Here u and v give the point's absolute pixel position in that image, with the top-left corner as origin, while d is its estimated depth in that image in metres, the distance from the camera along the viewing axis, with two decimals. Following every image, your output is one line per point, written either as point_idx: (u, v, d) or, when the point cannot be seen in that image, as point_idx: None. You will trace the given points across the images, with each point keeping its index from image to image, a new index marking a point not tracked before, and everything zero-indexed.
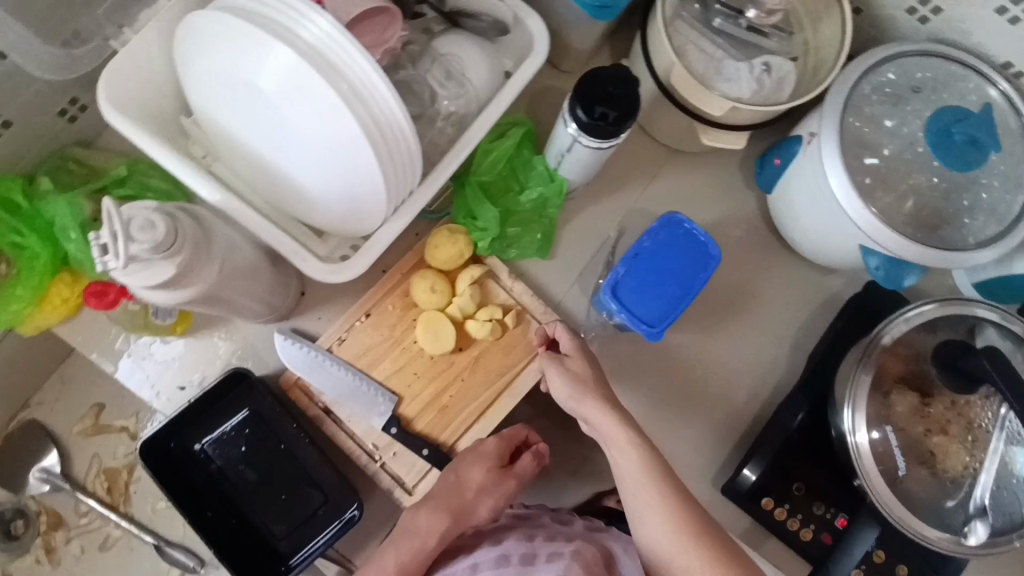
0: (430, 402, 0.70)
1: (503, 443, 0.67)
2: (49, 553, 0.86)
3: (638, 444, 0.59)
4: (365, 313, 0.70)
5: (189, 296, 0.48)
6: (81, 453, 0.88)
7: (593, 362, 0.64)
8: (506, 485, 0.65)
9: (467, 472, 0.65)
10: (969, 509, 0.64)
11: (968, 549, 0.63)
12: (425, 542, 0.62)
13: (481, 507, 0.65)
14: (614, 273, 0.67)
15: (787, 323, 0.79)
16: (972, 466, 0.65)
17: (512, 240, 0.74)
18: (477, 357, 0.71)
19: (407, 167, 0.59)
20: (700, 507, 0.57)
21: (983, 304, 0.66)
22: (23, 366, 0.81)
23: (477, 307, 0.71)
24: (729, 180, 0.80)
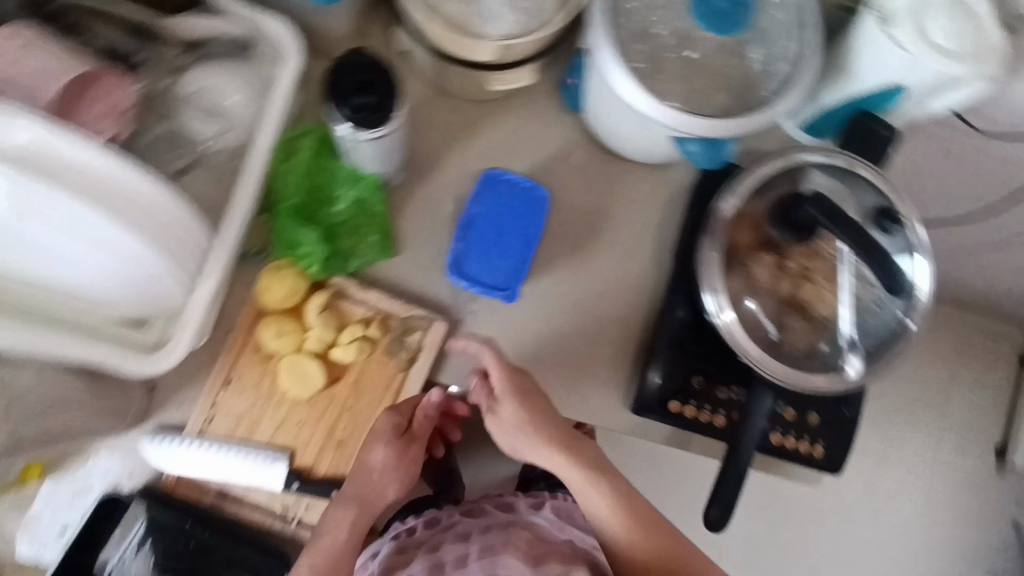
0: (325, 441, 0.68)
1: (394, 412, 0.66)
2: None
3: (597, 481, 0.66)
4: (225, 380, 0.67)
5: None
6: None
7: (529, 409, 0.65)
8: (412, 453, 0.67)
9: (368, 455, 0.66)
10: (842, 346, 0.68)
11: (849, 381, 0.66)
12: (335, 537, 0.64)
13: (388, 488, 0.66)
14: (454, 249, 0.65)
15: (645, 229, 0.79)
16: (833, 295, 0.69)
17: (349, 252, 0.70)
18: (357, 380, 0.69)
19: (189, 236, 0.56)
20: (643, 505, 0.66)
21: (808, 149, 0.67)
22: None
23: (337, 332, 0.68)
24: (545, 110, 0.78)
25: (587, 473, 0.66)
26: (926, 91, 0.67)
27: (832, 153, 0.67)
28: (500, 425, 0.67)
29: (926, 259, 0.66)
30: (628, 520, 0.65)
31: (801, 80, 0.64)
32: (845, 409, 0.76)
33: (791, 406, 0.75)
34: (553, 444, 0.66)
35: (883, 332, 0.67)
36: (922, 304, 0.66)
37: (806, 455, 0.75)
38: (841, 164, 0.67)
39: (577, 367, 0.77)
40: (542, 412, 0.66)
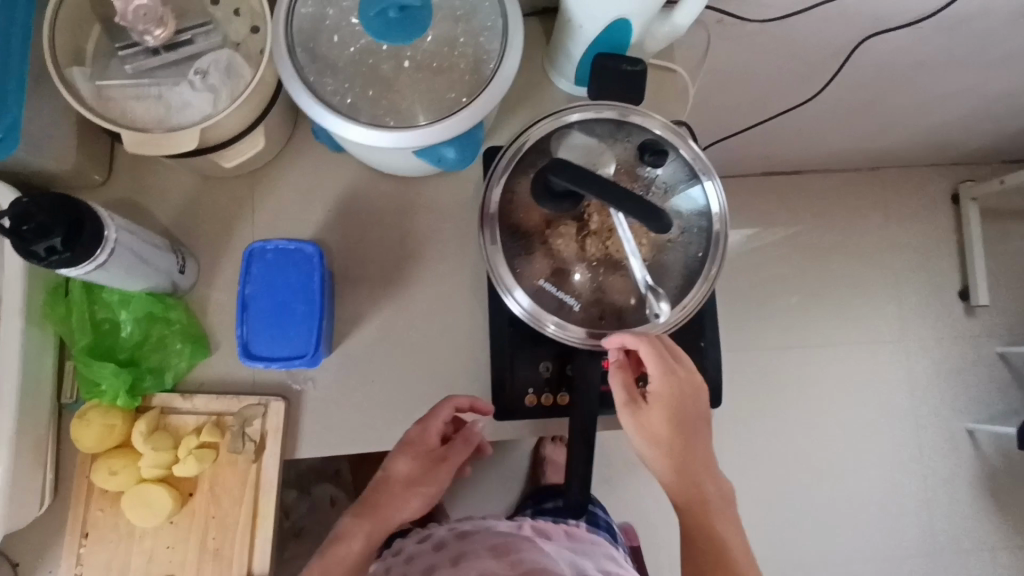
0: (199, 556, 0.68)
1: (427, 433, 0.70)
2: None
3: (675, 463, 0.67)
4: (83, 535, 0.67)
5: None
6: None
7: (670, 414, 0.65)
8: (434, 472, 0.71)
9: (394, 465, 0.71)
10: (645, 296, 0.66)
11: (659, 326, 0.66)
12: (349, 549, 0.71)
13: (408, 502, 0.71)
14: (239, 334, 0.64)
15: (457, 236, 0.77)
16: (622, 245, 0.65)
17: (161, 367, 0.70)
18: (211, 487, 0.69)
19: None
20: (699, 482, 0.68)
21: (575, 108, 0.66)
22: None
23: (173, 450, 0.68)
24: (316, 158, 0.76)
25: (670, 457, 0.66)
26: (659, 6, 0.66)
27: (599, 107, 0.67)
28: (637, 418, 0.66)
29: (714, 180, 0.67)
30: (674, 486, 0.68)
31: (513, 48, 0.62)
32: (701, 341, 0.73)
33: None
34: (660, 425, 0.66)
35: (678, 269, 0.67)
36: (719, 221, 0.67)
37: None
38: (610, 114, 0.67)
39: (435, 399, 0.75)
40: (681, 415, 0.66)
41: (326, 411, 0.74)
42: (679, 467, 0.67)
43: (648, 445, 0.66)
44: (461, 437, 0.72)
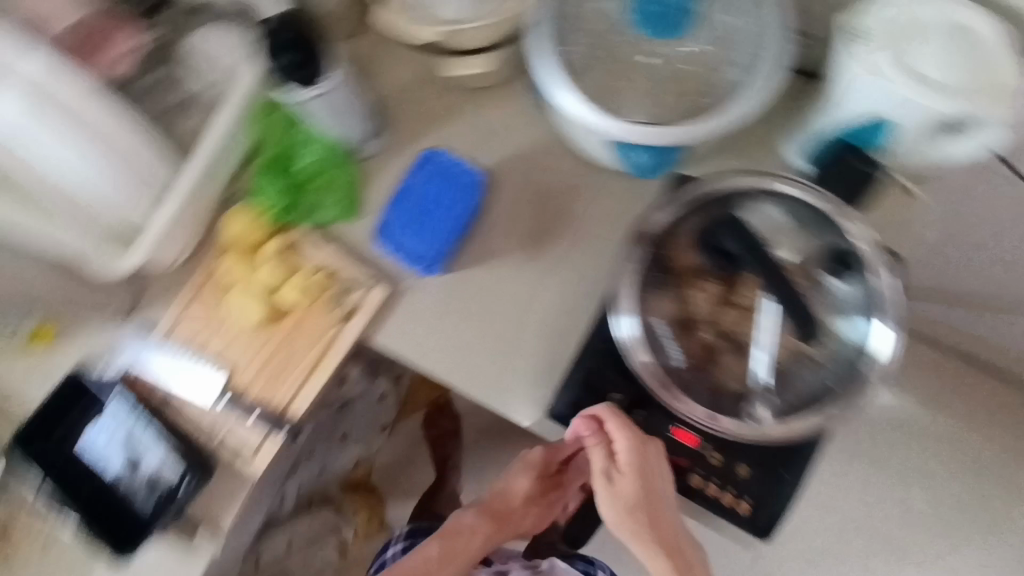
0: (258, 369, 0.77)
1: (547, 455, 0.84)
2: None
3: (643, 534, 0.67)
4: (190, 299, 0.78)
5: None
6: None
7: (641, 488, 0.65)
8: (552, 491, 0.88)
9: (515, 480, 0.87)
10: (754, 390, 0.61)
11: (755, 431, 0.59)
12: (466, 541, 0.86)
13: (525, 517, 0.88)
14: (383, 215, 0.70)
15: (609, 238, 0.76)
16: (755, 332, 0.62)
17: (313, 206, 0.77)
18: (295, 322, 0.77)
19: (144, 162, 0.69)
20: (675, 550, 0.68)
21: (784, 178, 0.60)
22: None
23: (285, 275, 0.76)
24: (527, 103, 0.78)
25: (638, 527, 0.67)
26: (944, 125, 0.57)
27: (812, 189, 0.59)
28: (608, 484, 0.68)
29: (895, 328, 0.58)
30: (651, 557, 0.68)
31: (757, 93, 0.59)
32: (785, 474, 0.65)
33: (719, 451, 0.66)
34: (625, 494, 0.66)
35: (808, 386, 0.60)
36: (877, 365, 0.58)
37: (729, 509, 0.65)
38: (821, 203, 0.59)
39: (501, 367, 0.76)
40: (653, 491, 0.65)
41: (414, 318, 0.78)
42: (653, 541, 0.67)
43: (614, 513, 0.68)
44: (574, 467, 0.87)
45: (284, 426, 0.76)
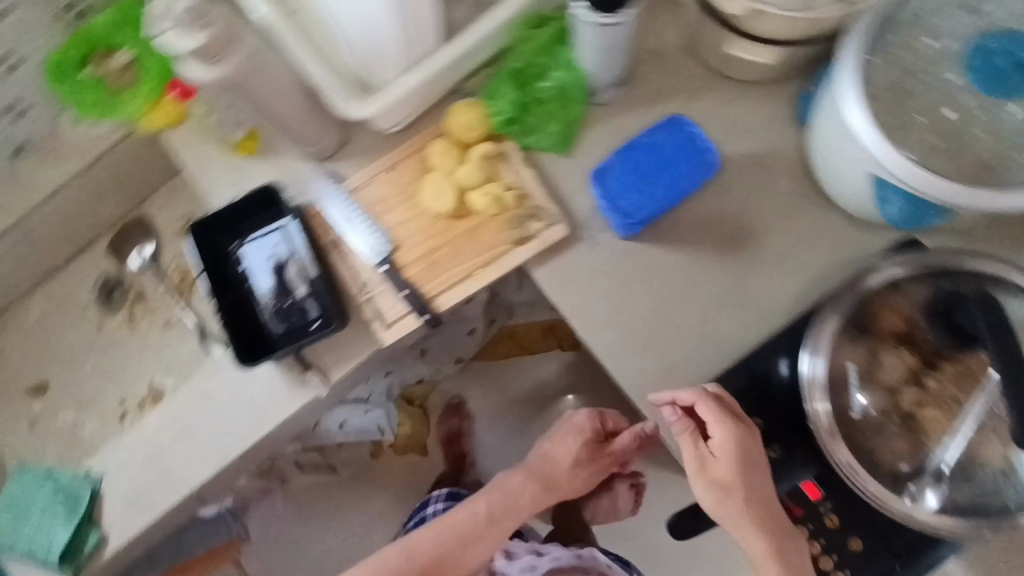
0: (423, 255, 0.79)
1: (593, 419, 0.90)
2: (132, 318, 1.01)
3: (751, 518, 0.63)
4: (388, 168, 0.82)
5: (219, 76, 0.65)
6: (169, 249, 1.01)
7: (740, 468, 0.64)
8: (601, 458, 0.90)
9: (563, 444, 0.90)
10: (923, 476, 0.58)
11: (913, 514, 0.57)
12: (512, 496, 0.88)
13: (575, 480, 0.89)
14: (606, 159, 0.69)
15: (799, 271, 0.74)
16: (953, 424, 0.58)
17: (532, 127, 0.78)
18: (473, 227, 0.79)
19: (422, 30, 0.70)
20: (787, 534, 0.63)
21: None
22: (128, 175, 0.97)
23: (482, 180, 0.78)
24: (773, 112, 0.77)
25: (746, 511, 0.63)
26: None
27: None
28: (702, 473, 0.65)
29: None
30: (762, 542, 0.63)
31: None
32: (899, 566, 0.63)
33: (838, 516, 0.64)
34: (727, 477, 0.64)
35: (982, 493, 0.57)
36: None
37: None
38: None
39: (644, 351, 0.76)
40: (751, 476, 0.64)
41: (581, 268, 0.78)
42: (756, 526, 0.63)
43: (717, 503, 0.65)
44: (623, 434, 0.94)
45: (424, 315, 0.78)
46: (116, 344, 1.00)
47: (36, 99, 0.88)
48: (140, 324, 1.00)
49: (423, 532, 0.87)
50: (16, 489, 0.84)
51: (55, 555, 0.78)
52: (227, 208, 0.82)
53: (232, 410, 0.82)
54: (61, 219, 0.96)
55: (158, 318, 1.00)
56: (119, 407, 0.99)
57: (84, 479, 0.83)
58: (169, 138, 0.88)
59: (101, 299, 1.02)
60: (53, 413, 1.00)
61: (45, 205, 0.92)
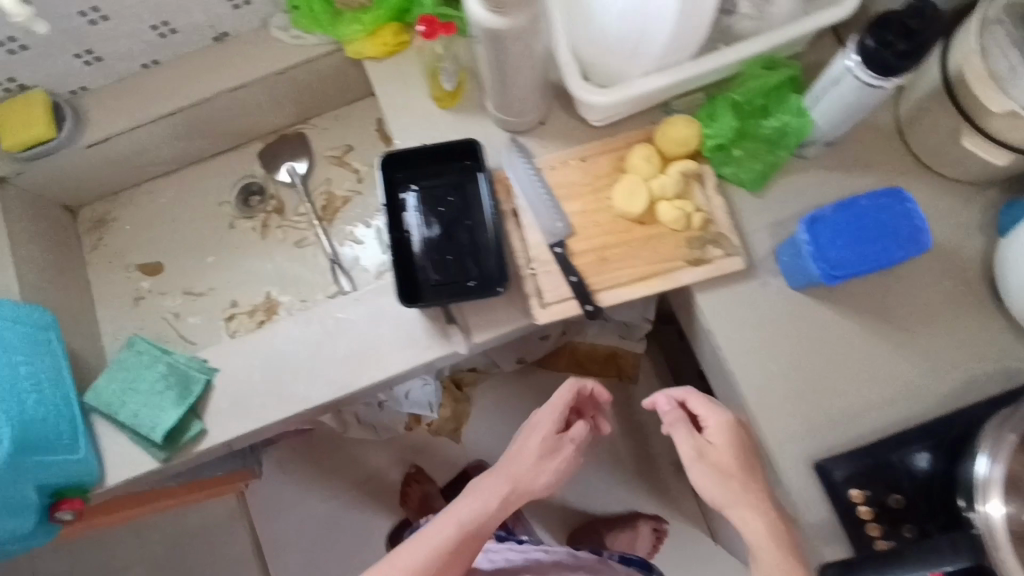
0: (596, 248, 0.81)
1: (554, 411, 0.85)
2: (265, 227, 1.00)
3: (753, 501, 0.69)
4: (581, 157, 0.84)
5: (500, 26, 0.64)
6: (320, 173, 1.02)
7: (738, 454, 0.72)
8: (563, 453, 0.84)
9: (529, 443, 0.84)
10: None
11: None
12: (486, 503, 0.81)
13: (540, 478, 0.83)
14: (821, 210, 0.71)
15: (954, 365, 0.77)
16: None
17: (734, 161, 0.80)
18: (654, 236, 0.81)
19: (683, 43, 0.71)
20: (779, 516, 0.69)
21: None
22: (307, 90, 0.97)
23: (674, 195, 0.80)
24: (964, 212, 0.80)
25: (748, 493, 0.70)
26: None
27: None
28: (703, 462, 0.72)
29: None
30: (765, 518, 0.69)
31: None
32: None
33: None
34: (725, 460, 0.71)
35: None
36: None
37: None
38: None
39: (788, 399, 0.78)
40: (747, 462, 0.72)
41: (744, 304, 0.80)
42: (756, 508, 0.69)
43: (720, 490, 0.70)
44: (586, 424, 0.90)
45: (587, 306, 0.79)
46: (241, 248, 1.00)
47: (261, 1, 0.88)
48: (271, 236, 1.00)
49: (403, 550, 0.78)
50: (127, 360, 0.82)
51: (160, 435, 0.77)
52: (418, 148, 0.82)
53: (369, 343, 0.83)
54: (232, 114, 0.97)
55: (290, 235, 1.00)
56: (227, 310, 0.97)
57: (200, 367, 0.82)
58: (374, 72, 0.89)
59: (240, 201, 1.02)
60: (160, 297, 0.98)
61: (227, 96, 0.93)
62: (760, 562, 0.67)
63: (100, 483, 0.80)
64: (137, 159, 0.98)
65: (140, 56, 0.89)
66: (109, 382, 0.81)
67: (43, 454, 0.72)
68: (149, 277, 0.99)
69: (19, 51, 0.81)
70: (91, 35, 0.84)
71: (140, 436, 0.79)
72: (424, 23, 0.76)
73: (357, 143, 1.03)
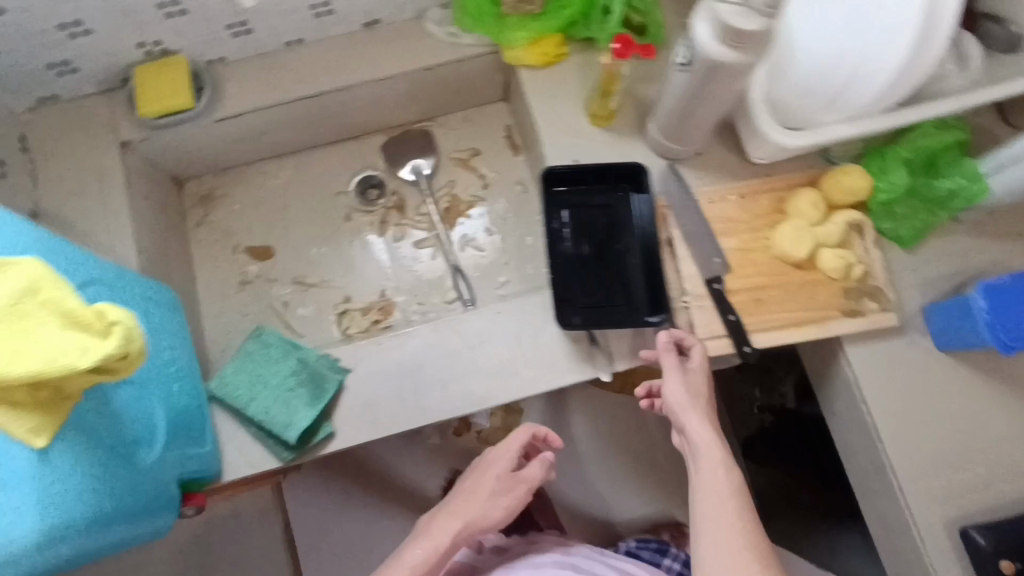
0: (752, 287, 0.80)
1: (510, 452, 0.76)
2: (384, 223, 0.97)
3: (713, 431, 0.68)
4: (740, 194, 0.83)
5: (731, 59, 0.62)
6: (444, 175, 0.99)
7: (705, 380, 0.72)
8: (516, 492, 0.74)
9: (479, 482, 0.75)
10: None
11: None
12: (438, 545, 0.68)
13: (494, 513, 0.73)
14: (999, 278, 0.70)
15: None
16: None
17: (896, 215, 0.81)
18: (812, 283, 0.81)
19: (878, 101, 0.70)
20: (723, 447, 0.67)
21: None
22: (446, 89, 0.94)
23: (836, 244, 0.81)
24: None
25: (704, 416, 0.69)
26: None
27: None
28: (682, 380, 0.71)
29: None
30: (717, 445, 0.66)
31: None
32: None
33: None
34: (690, 379, 0.72)
35: None
36: None
37: None
38: None
39: (927, 462, 0.78)
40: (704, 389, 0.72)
41: (882, 360, 0.82)
42: (706, 419, 0.69)
43: (686, 400, 0.70)
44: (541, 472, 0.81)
45: (745, 347, 0.78)
46: (358, 243, 0.97)
47: None
48: (388, 233, 0.97)
49: None
50: (254, 351, 0.79)
51: (294, 435, 0.74)
52: (577, 167, 0.82)
53: (506, 360, 0.81)
54: (367, 105, 0.93)
55: (409, 235, 0.97)
56: (340, 305, 0.94)
57: (332, 366, 0.78)
58: (530, 82, 0.87)
59: (359, 195, 0.98)
60: (269, 284, 0.95)
61: (370, 87, 0.89)
62: (702, 461, 0.65)
63: (218, 478, 0.76)
64: (260, 138, 0.93)
65: (290, 34, 0.84)
66: (235, 373, 0.77)
67: (184, 445, 0.68)
68: (258, 262, 0.95)
69: (177, 15, 0.76)
70: (250, 8, 0.79)
71: (269, 433, 0.75)
72: (620, 42, 0.73)
73: (484, 149, 1.00)
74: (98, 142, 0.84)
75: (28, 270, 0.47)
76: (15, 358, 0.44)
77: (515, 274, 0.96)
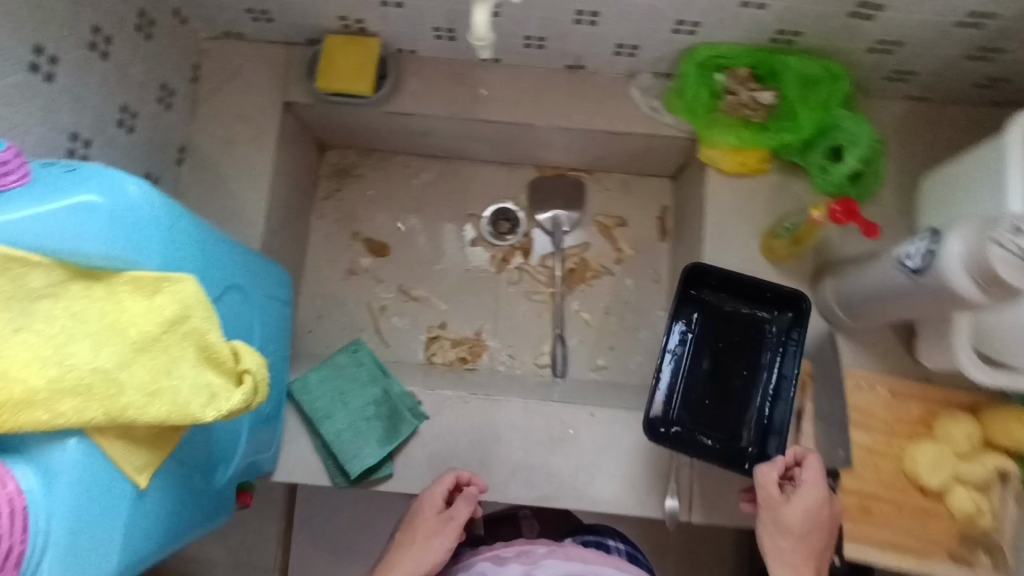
0: (864, 493, 0.73)
1: (433, 495, 0.67)
2: (504, 261, 0.93)
3: None
4: (889, 390, 0.75)
5: (973, 297, 0.54)
6: (582, 233, 0.93)
7: (816, 522, 0.59)
8: (449, 533, 0.62)
9: (411, 532, 0.63)
10: None
11: None
12: None
13: (433, 555, 0.60)
14: None
15: None
16: None
17: None
18: (930, 511, 0.73)
19: None
20: None
21: None
22: (620, 153, 0.88)
23: (972, 484, 0.71)
24: None
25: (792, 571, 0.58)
26: None
27: None
28: (775, 524, 0.60)
29: None
30: None
31: None
32: None
33: None
34: (799, 525, 0.59)
35: None
36: None
37: None
38: None
39: None
40: (820, 519, 0.60)
41: None
42: (802, 564, 0.58)
43: (778, 551, 0.59)
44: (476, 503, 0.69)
45: None
46: (473, 271, 0.92)
47: (643, 60, 0.77)
48: (505, 272, 0.92)
49: None
50: (345, 366, 0.77)
51: (356, 470, 0.71)
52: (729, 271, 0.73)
53: (584, 467, 0.76)
54: (536, 142, 0.87)
55: (525, 282, 0.92)
56: (434, 329, 0.91)
57: (413, 409, 0.76)
58: (714, 186, 0.79)
59: (491, 225, 0.93)
60: (376, 280, 0.92)
61: (547, 129, 0.83)
62: None
63: (269, 476, 0.74)
64: (417, 137, 0.89)
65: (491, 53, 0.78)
66: (321, 383, 0.75)
67: (258, 445, 0.66)
68: (372, 256, 0.93)
69: (390, 6, 0.72)
70: (464, 19, 0.73)
71: (331, 454, 0.73)
72: (841, 206, 0.65)
73: (631, 222, 0.93)
74: (265, 96, 0.80)
75: (186, 290, 0.43)
76: (152, 396, 0.41)
77: (616, 363, 0.90)
